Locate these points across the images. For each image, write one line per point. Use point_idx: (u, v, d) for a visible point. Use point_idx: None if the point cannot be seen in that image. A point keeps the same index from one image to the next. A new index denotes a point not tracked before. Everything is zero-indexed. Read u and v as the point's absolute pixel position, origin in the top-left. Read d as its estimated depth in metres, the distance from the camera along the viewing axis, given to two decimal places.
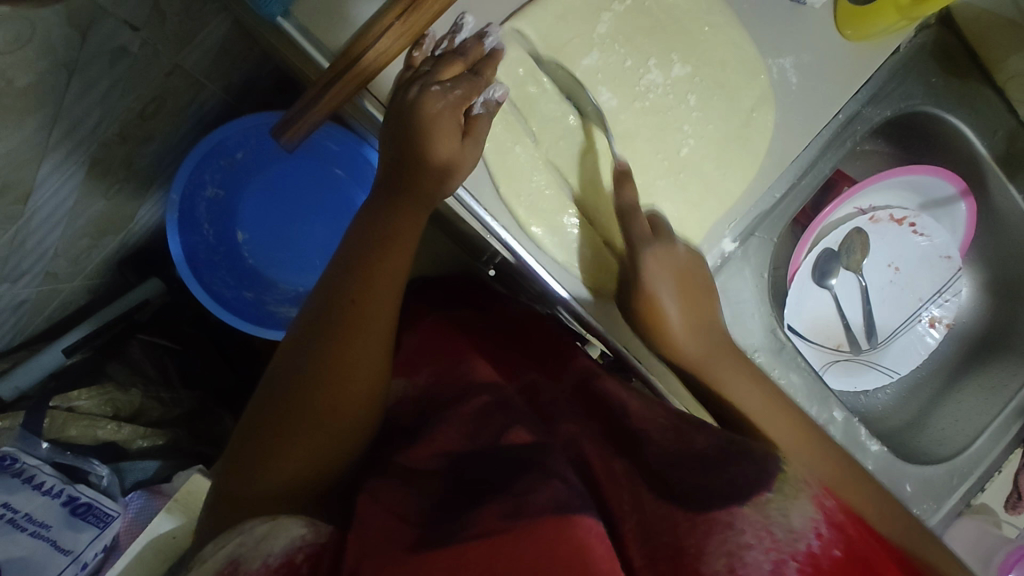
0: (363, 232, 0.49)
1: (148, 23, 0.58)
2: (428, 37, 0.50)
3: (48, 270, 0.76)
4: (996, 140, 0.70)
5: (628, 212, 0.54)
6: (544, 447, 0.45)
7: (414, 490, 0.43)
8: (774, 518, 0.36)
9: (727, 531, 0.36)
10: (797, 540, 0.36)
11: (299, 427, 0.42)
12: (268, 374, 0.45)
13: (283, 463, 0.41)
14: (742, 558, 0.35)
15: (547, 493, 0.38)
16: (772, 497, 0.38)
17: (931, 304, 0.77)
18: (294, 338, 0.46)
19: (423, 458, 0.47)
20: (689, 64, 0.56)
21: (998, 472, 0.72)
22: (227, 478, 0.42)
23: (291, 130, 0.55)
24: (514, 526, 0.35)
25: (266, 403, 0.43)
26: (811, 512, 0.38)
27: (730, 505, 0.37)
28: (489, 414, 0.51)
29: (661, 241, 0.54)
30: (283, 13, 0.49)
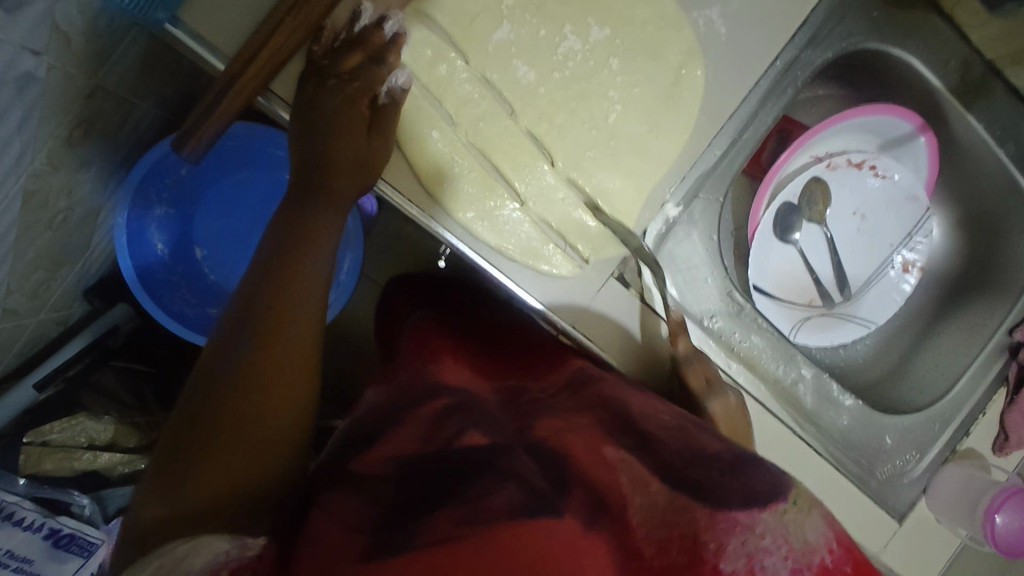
0: (277, 237, 0.47)
1: (50, 45, 0.56)
2: (327, 29, 0.48)
3: (6, 307, 0.75)
4: (949, 71, 0.67)
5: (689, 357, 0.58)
6: (508, 444, 0.42)
7: (365, 498, 0.39)
8: (790, 529, 0.35)
9: (747, 535, 0.35)
10: (812, 552, 0.34)
11: (229, 439, 0.39)
12: (189, 385, 0.43)
13: (208, 476, 0.38)
14: (762, 561, 0.34)
15: (505, 495, 0.35)
16: (789, 509, 0.37)
17: (902, 248, 0.74)
18: (213, 350, 0.43)
19: (374, 462, 0.42)
20: (607, 26, 0.53)
21: (983, 414, 0.69)
22: (146, 499, 0.39)
23: (192, 141, 0.51)
24: (473, 534, 0.33)
25: (187, 414, 0.41)
26: (823, 528, 0.36)
27: (751, 509, 0.36)
28: (448, 414, 0.46)
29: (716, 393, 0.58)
30: (171, 20, 0.47)
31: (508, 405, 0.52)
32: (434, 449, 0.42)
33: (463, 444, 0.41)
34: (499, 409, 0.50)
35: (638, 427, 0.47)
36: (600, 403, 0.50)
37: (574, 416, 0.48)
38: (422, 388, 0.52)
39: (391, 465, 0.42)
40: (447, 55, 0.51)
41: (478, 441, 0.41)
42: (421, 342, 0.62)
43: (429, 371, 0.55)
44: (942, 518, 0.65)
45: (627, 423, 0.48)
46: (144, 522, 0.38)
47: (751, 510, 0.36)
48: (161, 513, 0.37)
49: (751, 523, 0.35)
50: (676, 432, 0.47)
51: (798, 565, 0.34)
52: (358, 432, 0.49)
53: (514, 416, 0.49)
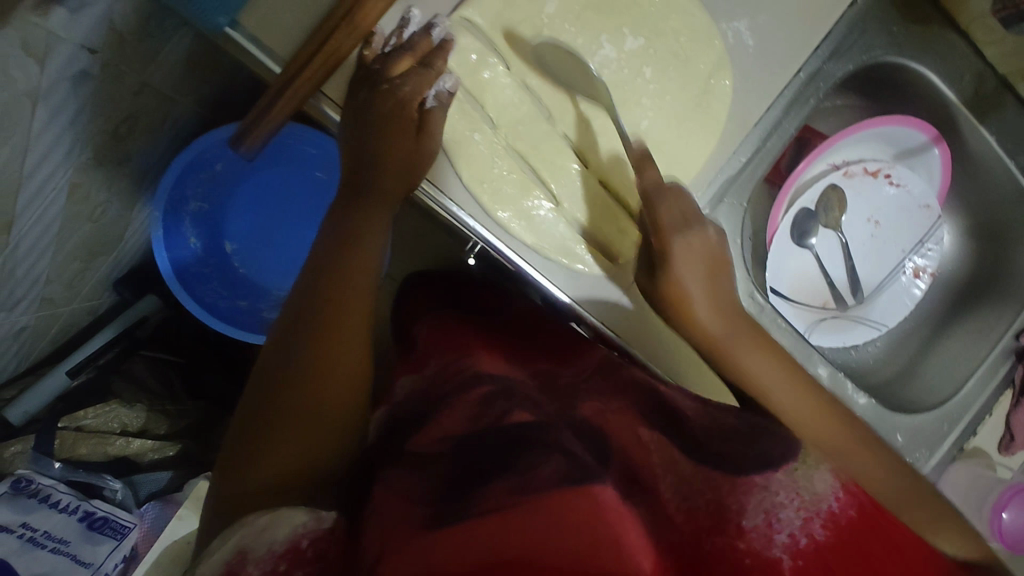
0: (332, 231, 0.49)
1: (105, 45, 0.58)
2: (377, 35, 0.51)
3: (45, 295, 0.77)
4: (964, 84, 0.69)
5: (653, 191, 0.53)
6: (551, 422, 0.45)
7: (421, 474, 0.42)
8: (801, 483, 0.41)
9: (765, 493, 0.40)
10: (820, 501, 0.40)
11: (298, 421, 0.42)
12: (255, 372, 0.45)
13: (279, 454, 0.41)
14: (777, 515, 0.39)
15: (552, 466, 0.38)
16: (798, 468, 0.43)
17: (914, 254, 0.76)
18: (275, 338, 0.46)
19: (426, 442, 0.44)
20: (641, 36, 0.56)
21: (989, 415, 0.72)
22: (224, 479, 0.42)
23: (249, 140, 0.55)
24: (520, 503, 0.36)
25: (257, 399, 0.43)
26: (830, 479, 0.43)
27: (765, 471, 0.42)
28: (494, 399, 0.48)
29: (691, 226, 0.54)
30: (231, 23, 0.49)
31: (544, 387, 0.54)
32: (482, 429, 0.44)
33: (513, 421, 0.44)
34: (534, 389, 0.52)
35: (666, 406, 0.50)
36: (636, 387, 0.53)
37: (608, 398, 0.50)
38: (463, 373, 0.54)
39: (446, 442, 0.44)
40: (489, 61, 0.53)
41: (526, 418, 0.44)
42: (450, 334, 0.64)
43: (465, 357, 0.58)
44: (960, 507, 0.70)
45: (657, 403, 0.51)
46: (224, 500, 0.41)
47: (767, 471, 0.42)
48: (239, 489, 0.40)
49: (767, 483, 0.41)
50: (700, 411, 0.50)
51: (809, 514, 0.39)
52: (404, 415, 0.51)
53: (551, 398, 0.51)
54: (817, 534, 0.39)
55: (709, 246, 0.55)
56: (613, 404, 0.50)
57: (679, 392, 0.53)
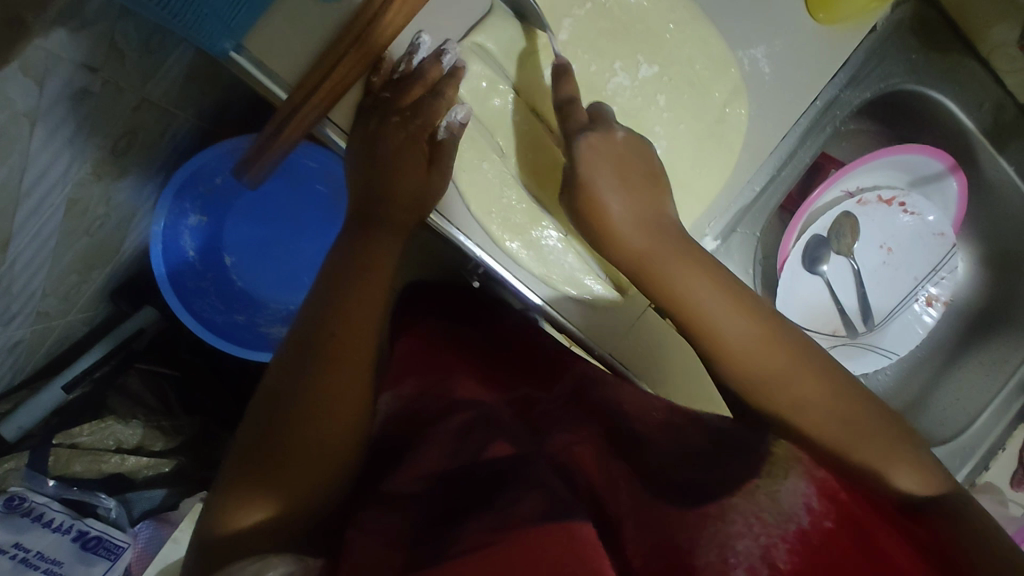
0: (337, 263, 0.48)
1: (106, 62, 0.57)
2: (386, 60, 0.49)
3: (40, 309, 0.75)
4: (983, 113, 0.68)
5: (567, 104, 0.49)
6: (531, 455, 0.44)
7: (397, 513, 0.40)
8: (764, 505, 0.36)
9: (717, 525, 0.36)
10: (788, 520, 0.35)
11: (295, 460, 0.40)
12: (252, 404, 0.43)
13: (270, 494, 0.39)
14: (733, 547, 0.34)
15: (530, 503, 0.37)
16: (761, 483, 0.37)
17: (927, 283, 0.75)
18: (279, 367, 0.44)
19: (407, 481, 0.43)
20: (656, 64, 0.54)
21: (1001, 450, 0.71)
22: (210, 520, 0.39)
23: (253, 168, 0.53)
24: (500, 539, 0.34)
25: (249, 435, 0.41)
26: (802, 487, 0.37)
27: (721, 497, 0.38)
28: (473, 429, 0.48)
29: (597, 129, 0.49)
30: (235, 48, 0.48)
31: (522, 415, 0.53)
32: (461, 465, 0.44)
33: (490, 455, 0.44)
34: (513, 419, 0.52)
35: (632, 433, 0.48)
36: (602, 410, 0.51)
37: (580, 426, 0.49)
38: (440, 406, 0.54)
39: (422, 481, 0.43)
40: (499, 88, 0.52)
41: (504, 451, 0.45)
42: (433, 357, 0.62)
43: (451, 385, 0.58)
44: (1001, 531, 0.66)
45: (619, 423, 0.49)
46: (211, 544, 0.37)
47: (724, 498, 0.37)
48: (230, 533, 0.37)
49: (723, 512, 0.36)
50: (660, 429, 0.48)
51: (772, 538, 0.34)
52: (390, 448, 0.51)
53: (531, 430, 0.50)
54: (781, 561, 0.33)
55: (617, 140, 0.49)
56: (587, 430, 0.48)
57: (643, 411, 0.51)
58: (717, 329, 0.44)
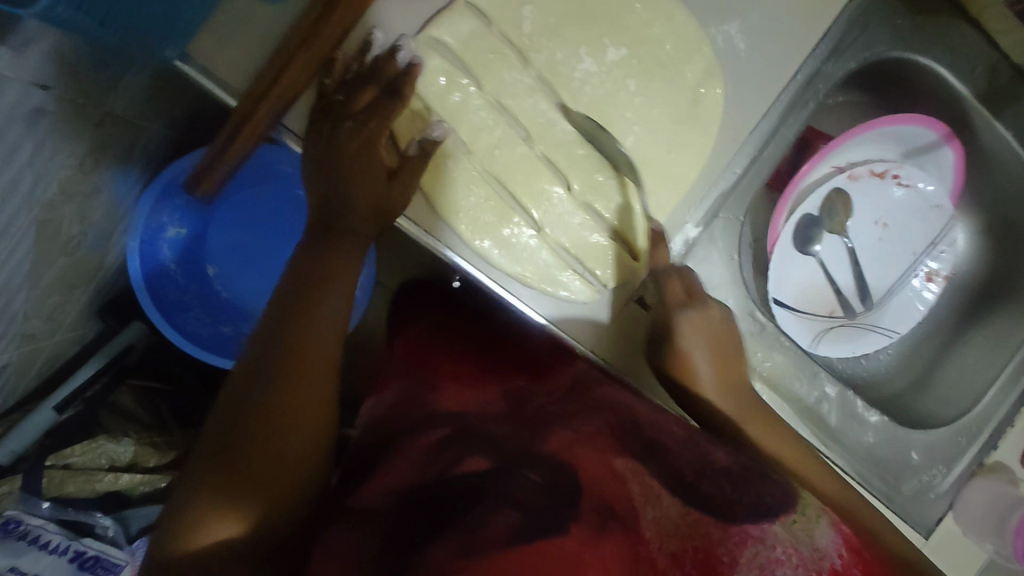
0: (296, 277, 0.46)
1: (58, 79, 0.55)
2: (339, 60, 0.47)
3: (24, 332, 0.74)
4: (976, 77, 0.65)
5: (664, 274, 0.55)
6: (512, 460, 0.42)
7: (359, 534, 0.40)
8: (799, 537, 0.37)
9: (759, 546, 0.35)
10: (822, 557, 0.36)
11: (255, 482, 0.38)
12: (215, 413, 0.41)
13: (239, 508, 0.38)
14: (774, 573, 0.34)
15: (503, 520, 0.36)
16: (796, 519, 0.38)
17: (926, 257, 0.72)
18: (236, 382, 0.42)
19: (375, 497, 0.43)
20: (623, 46, 0.52)
21: (1011, 428, 0.68)
22: (161, 538, 0.37)
23: (207, 181, 0.52)
24: (467, 563, 0.34)
25: (213, 446, 0.39)
26: (831, 535, 0.39)
27: (759, 522, 0.37)
28: (452, 441, 0.46)
29: (695, 305, 0.55)
30: (179, 56, 0.46)
31: (514, 415, 0.49)
32: (430, 479, 0.42)
33: (463, 470, 0.42)
34: (501, 423, 0.48)
35: (648, 437, 0.46)
36: (610, 409, 0.49)
37: (581, 423, 0.46)
38: (416, 416, 0.52)
39: (391, 495, 0.43)
40: (459, 82, 0.50)
41: (481, 465, 0.42)
42: (421, 356, 0.62)
43: (430, 391, 0.56)
44: (970, 533, 0.65)
45: (634, 429, 0.47)
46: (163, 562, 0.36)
47: (762, 522, 0.37)
48: (187, 551, 0.36)
49: (763, 535, 0.36)
50: (686, 441, 0.46)
51: (808, 573, 0.35)
52: (364, 464, 0.50)
53: (524, 429, 0.46)
54: None
55: (710, 313, 0.56)
56: (586, 428, 0.45)
57: (661, 419, 0.50)
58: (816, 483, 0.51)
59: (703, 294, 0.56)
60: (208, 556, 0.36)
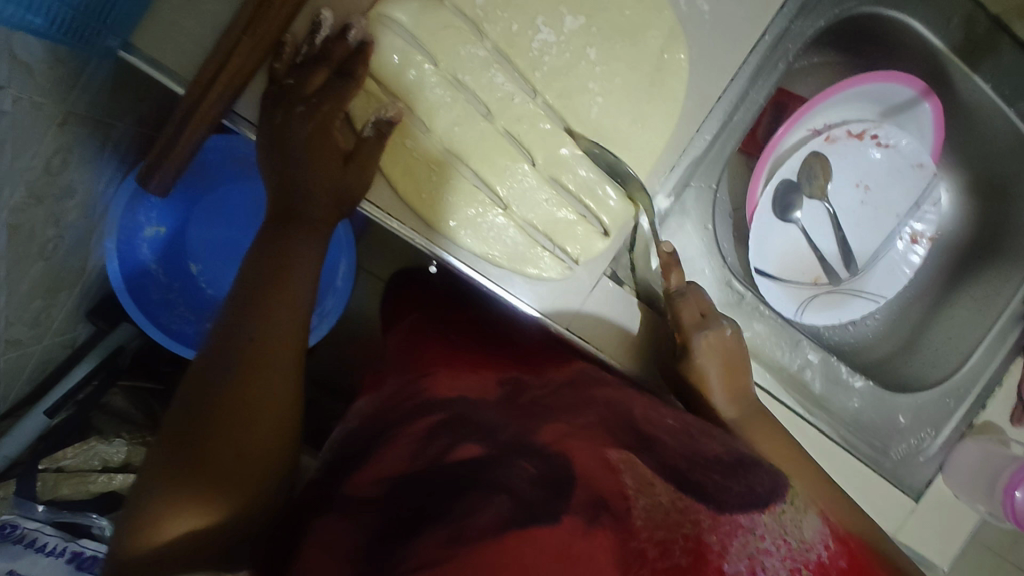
0: (256, 265, 0.45)
1: (11, 78, 0.54)
2: (288, 44, 0.46)
3: (8, 338, 0.74)
4: (952, 29, 0.64)
5: (678, 295, 0.55)
6: (506, 450, 0.40)
7: (350, 523, 0.38)
8: (788, 528, 0.38)
9: (748, 536, 0.36)
10: (808, 549, 0.37)
11: (227, 471, 0.38)
12: (177, 402, 0.41)
13: (211, 495, 0.37)
14: (762, 562, 0.35)
15: (492, 510, 0.35)
16: (786, 510, 0.40)
17: (910, 219, 0.71)
18: (197, 372, 0.42)
19: (365, 484, 0.41)
20: (581, 14, 0.51)
21: (999, 386, 0.67)
22: (127, 527, 0.37)
23: (158, 175, 0.49)
24: (459, 551, 0.33)
25: (177, 439, 0.39)
26: (818, 525, 0.40)
27: (750, 512, 0.38)
28: (445, 429, 0.44)
29: (711, 325, 0.55)
30: (124, 46, 0.45)
31: (508, 403, 0.48)
32: (425, 465, 0.40)
33: (456, 457, 0.40)
34: (494, 407, 0.48)
35: (646, 431, 0.46)
36: (605, 404, 0.49)
37: (575, 414, 0.46)
38: (415, 404, 0.49)
39: (382, 485, 0.40)
40: (414, 59, 0.48)
41: (473, 451, 0.40)
42: (418, 350, 0.60)
43: (423, 379, 0.53)
44: (961, 495, 0.64)
45: (633, 424, 0.46)
46: (129, 558, 0.35)
47: (751, 512, 0.38)
48: (153, 546, 0.35)
49: (752, 525, 0.37)
50: (680, 434, 0.47)
51: (796, 563, 0.36)
52: (349, 445, 0.48)
53: (518, 418, 0.46)
54: None
55: (727, 336, 0.55)
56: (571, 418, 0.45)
57: (658, 412, 0.50)
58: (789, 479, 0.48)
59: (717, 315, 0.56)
60: (168, 548, 0.36)
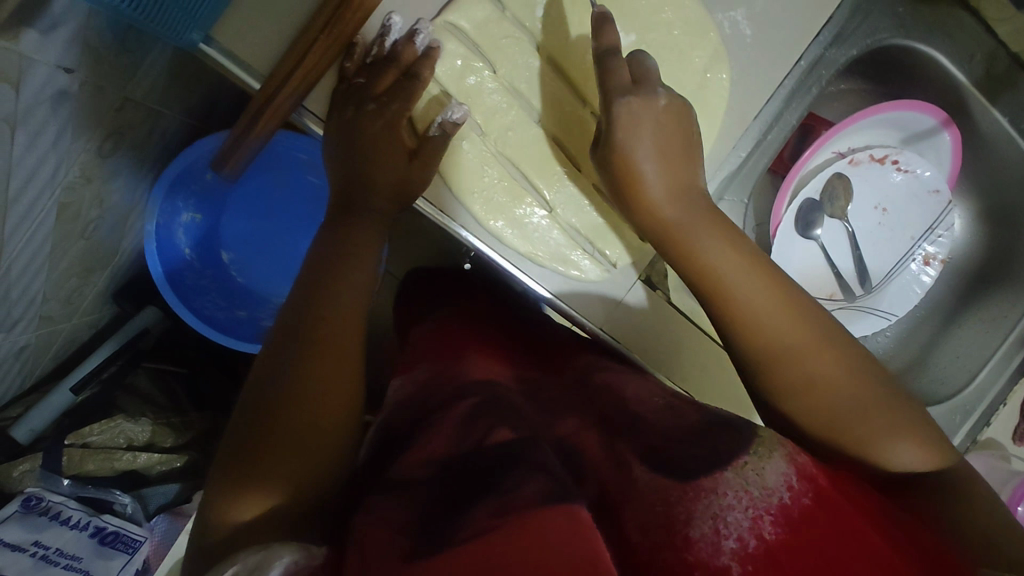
0: (319, 253, 0.48)
1: (80, 62, 0.56)
2: (358, 44, 0.49)
3: (43, 313, 0.75)
4: (974, 65, 0.67)
5: (607, 60, 0.49)
6: (534, 436, 0.43)
7: (400, 500, 0.39)
8: (750, 479, 0.37)
9: (711, 496, 0.36)
10: (770, 495, 0.36)
11: (296, 446, 0.40)
12: (248, 384, 0.44)
13: (275, 480, 0.39)
14: (725, 519, 0.35)
15: (533, 487, 0.36)
16: (749, 460, 0.38)
17: (924, 242, 0.74)
18: (268, 354, 0.44)
19: (413, 467, 0.42)
20: (633, 32, 0.54)
21: (1003, 405, 0.72)
22: (212, 506, 0.39)
23: (231, 161, 0.54)
24: (502, 523, 0.33)
25: (245, 423, 0.41)
26: (784, 466, 0.38)
27: (713, 473, 0.38)
28: (480, 413, 0.47)
29: (641, 91, 0.49)
30: (204, 39, 0.47)
31: (532, 394, 0.52)
32: (467, 450, 0.43)
33: (493, 441, 0.42)
34: (521, 398, 0.51)
35: (632, 411, 0.48)
36: (600, 396, 0.51)
37: (574, 412, 0.49)
38: (450, 388, 0.52)
39: (429, 466, 0.42)
40: (474, 66, 0.51)
41: (508, 436, 0.43)
42: (446, 342, 0.61)
43: (455, 368, 0.55)
44: None
45: (623, 407, 0.49)
46: (218, 535, 0.38)
47: (717, 472, 0.38)
48: (235, 523, 0.38)
49: (715, 486, 0.37)
50: (664, 411, 0.47)
51: (758, 511, 0.35)
52: (388, 433, 0.50)
53: (535, 409, 0.49)
54: (767, 534, 0.34)
55: (659, 105, 0.50)
56: (590, 417, 0.48)
57: (648, 392, 0.50)
58: (788, 347, 0.44)
59: (653, 85, 0.50)
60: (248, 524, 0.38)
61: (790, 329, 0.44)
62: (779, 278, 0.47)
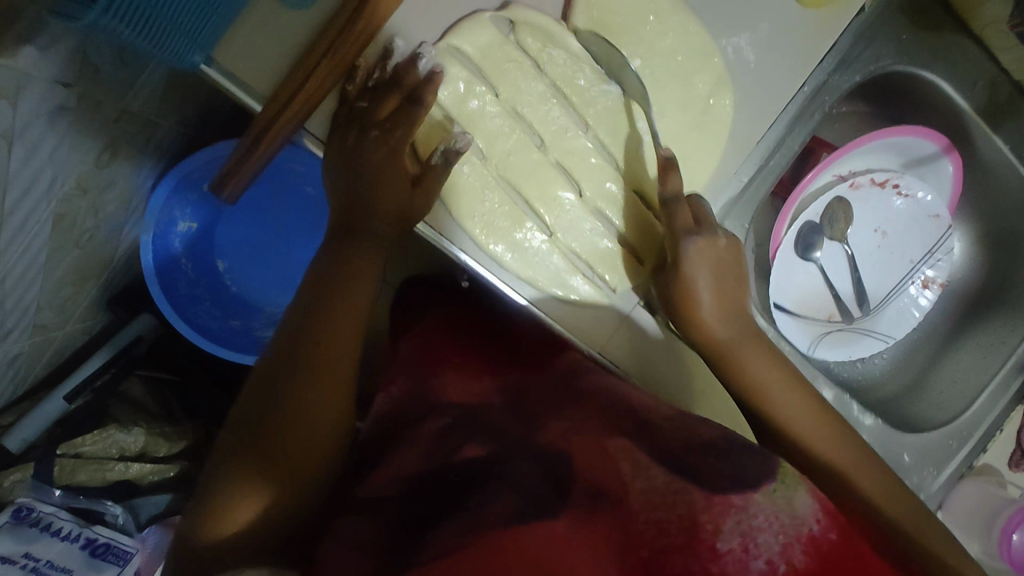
0: (317, 278, 0.48)
1: (79, 77, 0.56)
2: (361, 66, 0.48)
3: (37, 322, 0.75)
4: (977, 92, 0.68)
5: (673, 203, 0.53)
6: (508, 452, 0.43)
7: (369, 520, 0.40)
8: (781, 507, 0.35)
9: (741, 514, 0.34)
10: (802, 524, 0.34)
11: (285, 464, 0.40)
12: (241, 400, 0.43)
13: (260, 490, 0.39)
14: (755, 540, 0.33)
15: (504, 502, 0.36)
16: (777, 487, 0.36)
17: (923, 265, 0.74)
18: (261, 378, 0.43)
19: (382, 485, 0.44)
20: (637, 57, 0.53)
21: (999, 431, 0.72)
22: (192, 521, 0.39)
23: (231, 182, 0.53)
24: (465, 545, 0.33)
25: (234, 438, 0.41)
26: (811, 500, 0.36)
27: (744, 491, 0.35)
28: (453, 429, 0.48)
29: (703, 232, 0.53)
30: (205, 61, 0.46)
31: (509, 406, 0.53)
32: (435, 466, 0.44)
33: (463, 456, 0.43)
34: (497, 413, 0.52)
35: (626, 412, 0.47)
36: (591, 394, 0.51)
37: (574, 416, 0.47)
38: (426, 404, 0.54)
39: (397, 485, 0.43)
40: (476, 89, 0.51)
41: (478, 451, 0.44)
42: (428, 351, 0.62)
43: (431, 385, 0.57)
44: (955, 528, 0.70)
45: (633, 415, 0.46)
46: (198, 550, 0.38)
47: (748, 493, 0.35)
48: (220, 537, 0.38)
49: (745, 503, 0.34)
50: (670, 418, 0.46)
51: (789, 539, 0.33)
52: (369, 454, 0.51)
53: (517, 423, 0.49)
54: (796, 561, 0.33)
55: (719, 243, 0.54)
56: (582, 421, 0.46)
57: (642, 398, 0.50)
58: (849, 478, 0.47)
59: (713, 222, 0.55)
60: (233, 538, 0.38)
61: (832, 449, 0.49)
62: (822, 407, 0.52)
